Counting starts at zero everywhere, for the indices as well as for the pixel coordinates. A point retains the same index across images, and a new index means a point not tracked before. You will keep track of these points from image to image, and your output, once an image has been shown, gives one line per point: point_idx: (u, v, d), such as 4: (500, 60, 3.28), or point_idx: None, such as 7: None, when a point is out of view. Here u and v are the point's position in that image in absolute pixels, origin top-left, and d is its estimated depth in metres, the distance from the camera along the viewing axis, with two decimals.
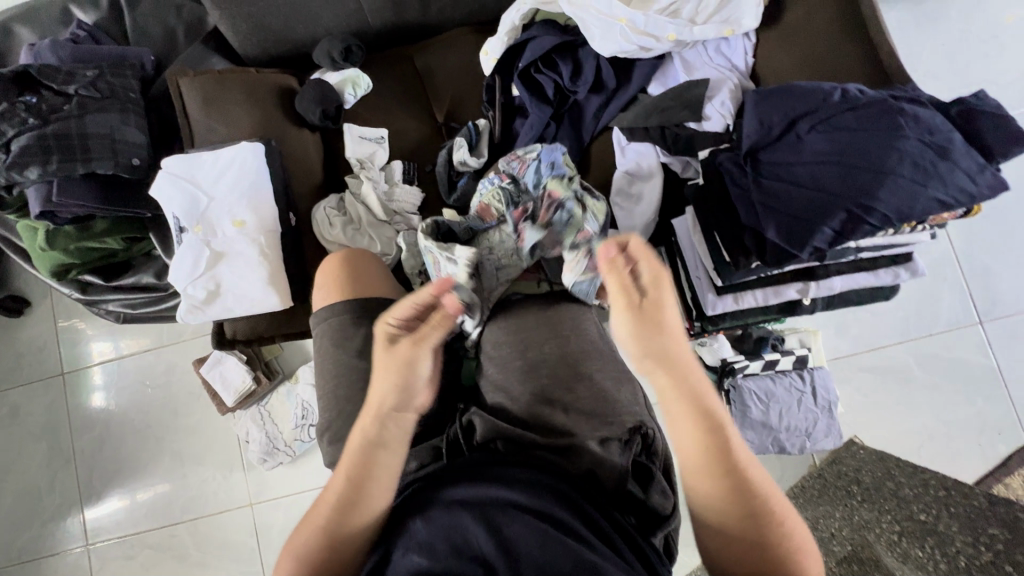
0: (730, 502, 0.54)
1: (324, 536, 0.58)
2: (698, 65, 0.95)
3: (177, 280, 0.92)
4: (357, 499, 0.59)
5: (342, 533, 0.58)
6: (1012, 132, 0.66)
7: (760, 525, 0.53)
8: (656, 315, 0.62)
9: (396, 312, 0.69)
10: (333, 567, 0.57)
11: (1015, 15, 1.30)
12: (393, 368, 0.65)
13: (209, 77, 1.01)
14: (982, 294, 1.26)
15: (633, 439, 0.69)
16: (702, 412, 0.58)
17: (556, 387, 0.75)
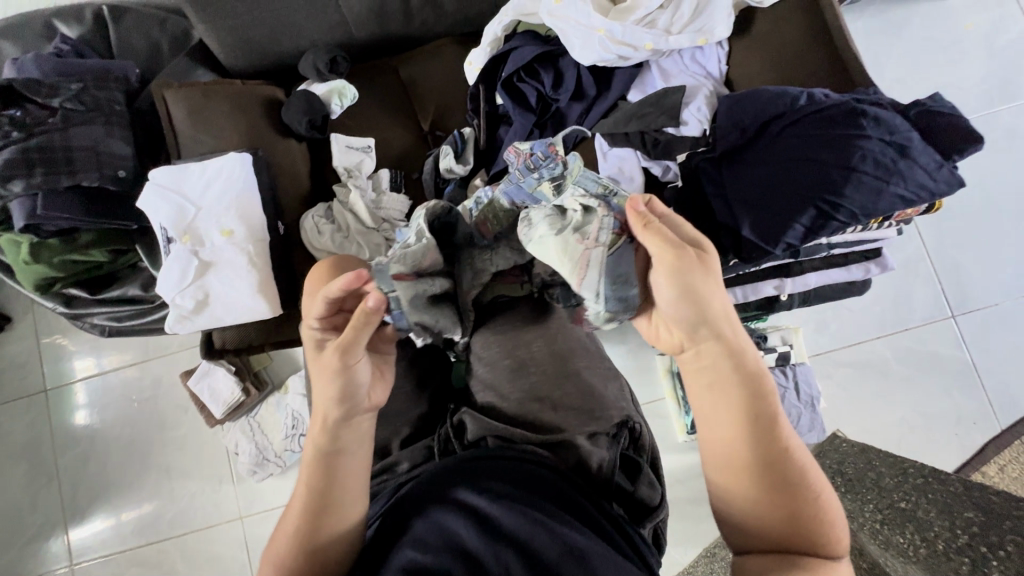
0: (772, 462, 0.56)
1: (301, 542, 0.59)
2: (675, 73, 0.98)
3: (164, 291, 0.92)
4: (330, 505, 0.60)
5: (322, 538, 0.59)
6: (966, 132, 0.70)
7: (796, 482, 0.56)
8: (708, 273, 0.57)
9: (320, 312, 0.64)
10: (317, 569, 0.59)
11: (974, 23, 1.36)
12: (326, 375, 0.61)
13: (194, 89, 1.01)
14: (953, 289, 1.31)
15: (620, 433, 0.72)
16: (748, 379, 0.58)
17: (544, 386, 0.77)
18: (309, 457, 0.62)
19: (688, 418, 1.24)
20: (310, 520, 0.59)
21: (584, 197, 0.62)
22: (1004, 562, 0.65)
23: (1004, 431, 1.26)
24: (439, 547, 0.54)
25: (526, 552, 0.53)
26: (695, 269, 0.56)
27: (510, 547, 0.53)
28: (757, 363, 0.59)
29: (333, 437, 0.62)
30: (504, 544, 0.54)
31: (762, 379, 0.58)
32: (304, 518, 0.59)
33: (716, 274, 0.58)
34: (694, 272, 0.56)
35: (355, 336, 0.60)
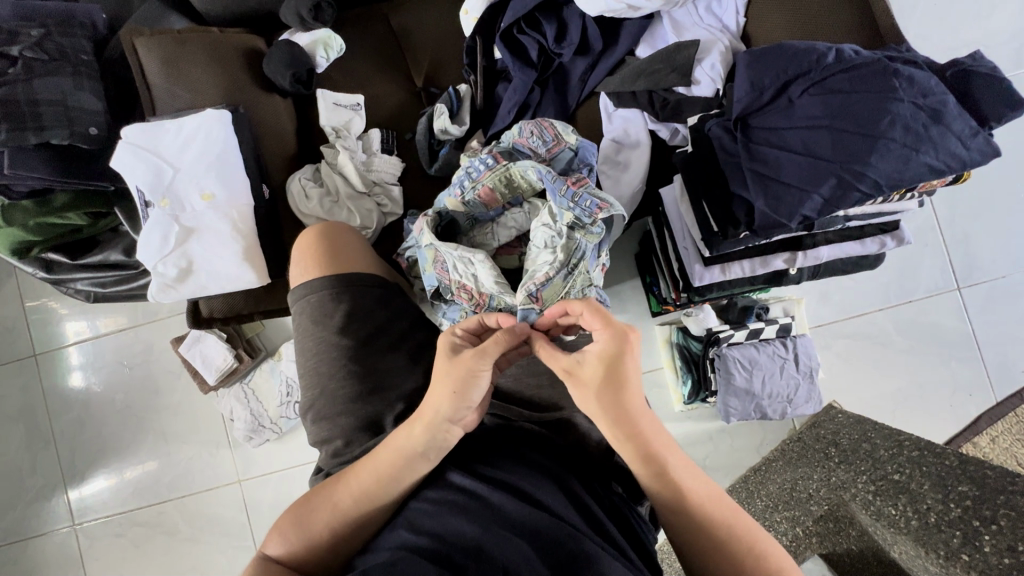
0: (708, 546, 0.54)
1: (337, 512, 0.61)
2: (687, 25, 0.91)
3: (145, 258, 0.87)
4: (376, 496, 0.61)
5: (355, 511, 0.61)
6: (1006, 95, 0.65)
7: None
8: (595, 386, 0.60)
9: (461, 327, 0.66)
10: (339, 537, 0.61)
11: None
12: (451, 377, 0.60)
13: (167, 37, 0.94)
14: (961, 260, 1.28)
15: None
16: (651, 464, 0.58)
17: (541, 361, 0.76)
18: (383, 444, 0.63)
19: (684, 389, 1.26)
20: (355, 505, 0.61)
21: (567, 246, 0.75)
22: (997, 537, 0.64)
23: (999, 403, 1.26)
24: (433, 528, 0.54)
25: (523, 527, 0.53)
26: (587, 382, 0.60)
27: (506, 524, 0.53)
28: (675, 450, 0.59)
29: (409, 442, 0.61)
30: (501, 522, 0.53)
31: (664, 455, 0.58)
32: (352, 498, 0.61)
33: (626, 378, 0.59)
34: (586, 384, 0.60)
35: (493, 346, 0.61)
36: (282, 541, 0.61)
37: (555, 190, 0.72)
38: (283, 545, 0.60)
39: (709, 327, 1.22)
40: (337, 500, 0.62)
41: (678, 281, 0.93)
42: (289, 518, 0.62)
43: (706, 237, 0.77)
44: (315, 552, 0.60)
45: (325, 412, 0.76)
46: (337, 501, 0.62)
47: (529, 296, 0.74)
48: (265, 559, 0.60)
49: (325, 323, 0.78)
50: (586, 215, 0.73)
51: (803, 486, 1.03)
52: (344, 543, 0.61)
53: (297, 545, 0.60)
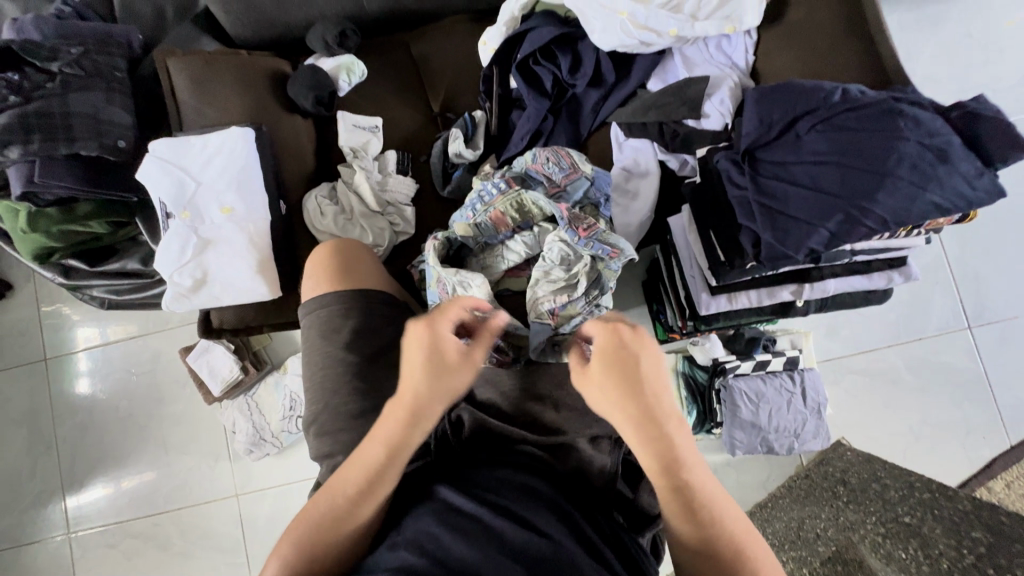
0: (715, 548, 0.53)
1: (331, 522, 0.59)
2: (698, 61, 0.94)
3: (163, 268, 0.90)
4: (374, 496, 0.60)
5: (351, 519, 0.60)
6: (1013, 137, 0.65)
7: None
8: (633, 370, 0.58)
9: (451, 312, 0.64)
10: (335, 547, 0.59)
11: (1016, 21, 1.29)
12: (456, 376, 0.62)
13: (198, 58, 0.98)
14: (972, 300, 1.27)
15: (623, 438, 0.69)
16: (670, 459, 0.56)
17: (546, 386, 0.76)
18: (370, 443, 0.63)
19: (690, 419, 1.24)
20: (354, 509, 0.60)
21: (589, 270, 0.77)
22: None
23: (1013, 447, 1.23)
24: (431, 550, 0.53)
25: (524, 555, 0.52)
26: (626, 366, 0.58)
27: (506, 551, 0.52)
28: (693, 457, 0.57)
29: (407, 431, 0.61)
30: (500, 548, 0.53)
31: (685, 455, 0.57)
32: (347, 502, 0.60)
33: (648, 379, 0.58)
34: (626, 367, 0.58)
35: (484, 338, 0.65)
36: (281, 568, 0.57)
37: (570, 233, 0.75)
38: (283, 569, 0.57)
39: (715, 356, 1.21)
40: (332, 509, 0.60)
41: (684, 309, 0.94)
42: (286, 542, 0.59)
43: (712, 266, 0.78)
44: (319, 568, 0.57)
45: (328, 427, 0.76)
46: (332, 512, 0.60)
47: (545, 312, 0.76)
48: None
49: (333, 338, 0.79)
50: (601, 255, 0.76)
51: (810, 525, 0.99)
52: (340, 554, 0.59)
53: (299, 566, 0.57)
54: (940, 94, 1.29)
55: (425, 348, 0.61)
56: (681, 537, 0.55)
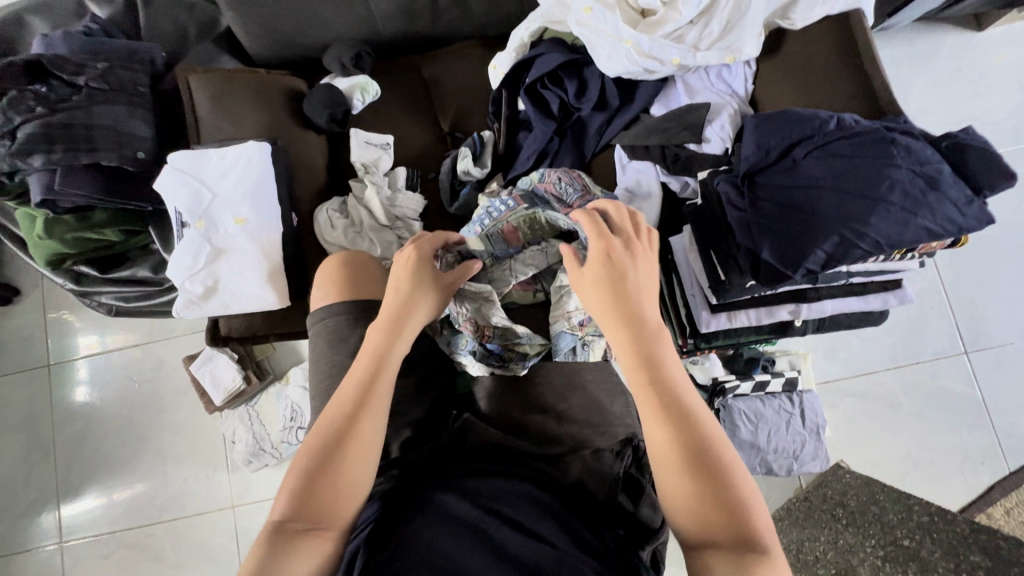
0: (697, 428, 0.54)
1: (329, 447, 0.60)
2: (700, 88, 0.97)
3: (175, 276, 0.92)
4: (369, 405, 0.64)
5: (349, 433, 0.62)
6: (999, 167, 0.68)
7: (725, 507, 0.50)
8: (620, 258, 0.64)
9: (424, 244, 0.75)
10: (336, 472, 0.59)
11: (1004, 57, 1.35)
12: (433, 296, 0.72)
13: (219, 76, 1.02)
14: (968, 325, 1.29)
15: (624, 450, 0.70)
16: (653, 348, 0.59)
17: (549, 397, 0.78)
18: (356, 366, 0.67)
19: None
20: (352, 424, 0.62)
21: None
22: None
23: (1011, 473, 1.23)
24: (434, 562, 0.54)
25: (526, 568, 0.54)
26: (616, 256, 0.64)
27: (509, 565, 0.54)
28: (677, 366, 0.59)
29: (391, 337, 0.68)
30: (504, 561, 0.55)
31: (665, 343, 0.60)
32: (341, 419, 0.63)
33: (636, 285, 0.62)
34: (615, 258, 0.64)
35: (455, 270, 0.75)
36: (293, 502, 0.57)
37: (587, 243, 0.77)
38: (289, 503, 0.57)
39: (715, 375, 1.22)
40: (331, 431, 0.61)
41: (684, 327, 0.93)
42: (292, 480, 0.59)
43: (713, 285, 0.80)
44: (330, 488, 0.58)
45: None
46: (332, 436, 0.61)
47: (577, 323, 0.78)
48: (281, 523, 0.55)
49: (340, 347, 0.81)
50: None
51: (810, 547, 1.03)
52: (342, 493, 0.59)
53: (307, 493, 0.57)
54: (932, 125, 1.33)
55: (400, 270, 0.73)
56: (670, 426, 0.54)
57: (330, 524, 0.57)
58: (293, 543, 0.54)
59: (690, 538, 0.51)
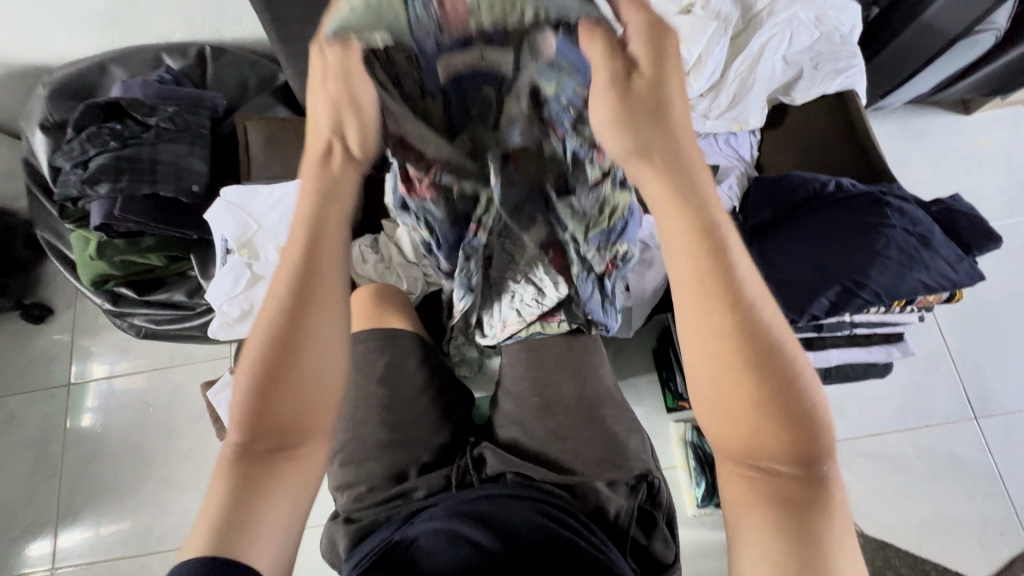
0: (752, 334, 0.49)
1: (271, 358, 0.52)
2: (709, 152, 1.04)
3: (215, 298, 0.99)
4: (307, 311, 0.53)
5: (291, 337, 0.53)
6: (984, 230, 0.75)
7: (790, 414, 0.48)
8: (660, 112, 0.50)
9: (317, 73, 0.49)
10: (292, 386, 0.53)
11: (991, 139, 1.45)
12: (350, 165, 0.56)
13: (273, 123, 1.13)
14: (975, 391, 1.31)
15: (639, 486, 0.72)
16: (701, 235, 0.50)
17: (569, 426, 0.79)
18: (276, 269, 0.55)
19: (698, 491, 1.24)
20: (292, 330, 0.53)
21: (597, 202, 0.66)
22: None
23: None
24: None
25: None
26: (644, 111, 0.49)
27: None
28: (735, 242, 0.51)
29: (318, 211, 0.55)
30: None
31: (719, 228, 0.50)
32: (274, 323, 0.53)
33: (684, 149, 0.51)
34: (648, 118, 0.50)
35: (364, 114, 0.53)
36: (242, 428, 0.53)
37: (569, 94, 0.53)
38: (243, 427, 0.53)
39: None
40: (271, 337, 0.53)
41: None
42: (239, 400, 0.53)
43: None
44: (286, 404, 0.53)
45: (353, 456, 0.80)
46: (265, 357, 0.53)
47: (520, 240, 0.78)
48: (243, 447, 0.53)
49: (366, 369, 0.85)
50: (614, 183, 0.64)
51: None
52: (300, 405, 0.53)
53: (263, 413, 0.52)
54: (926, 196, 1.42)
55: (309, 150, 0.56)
56: (722, 326, 0.49)
57: (294, 437, 0.53)
58: (263, 467, 0.52)
59: (734, 449, 0.50)
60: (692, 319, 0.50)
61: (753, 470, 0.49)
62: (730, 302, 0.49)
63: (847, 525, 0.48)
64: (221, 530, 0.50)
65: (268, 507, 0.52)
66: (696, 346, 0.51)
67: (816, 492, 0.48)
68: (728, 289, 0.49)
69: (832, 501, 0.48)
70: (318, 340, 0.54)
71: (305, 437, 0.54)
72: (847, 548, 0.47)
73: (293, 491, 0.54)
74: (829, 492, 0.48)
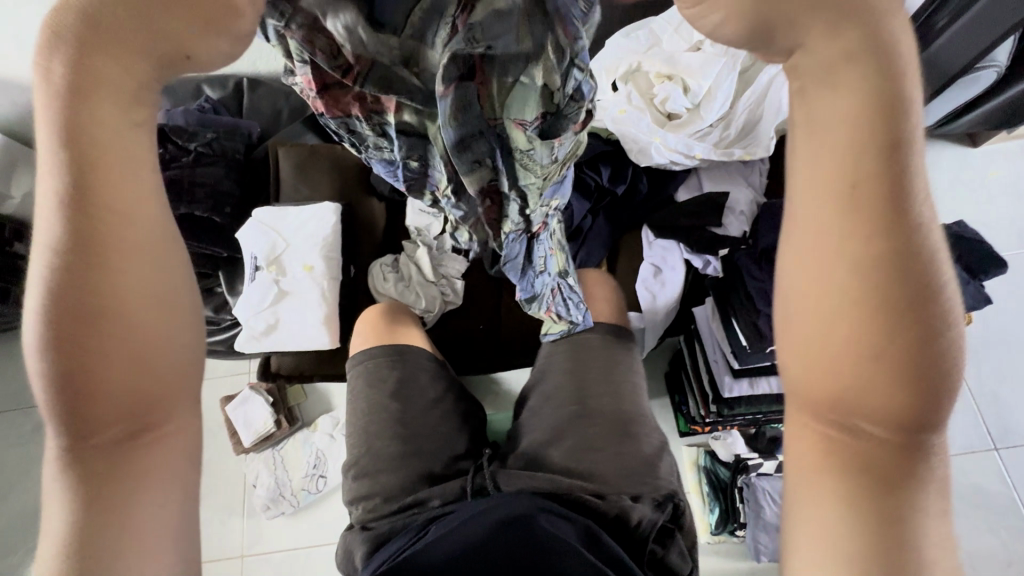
0: (884, 267, 0.37)
1: (73, 321, 0.36)
2: (720, 180, 1.11)
3: (242, 312, 1.04)
4: (110, 251, 0.37)
5: (99, 289, 0.37)
6: (990, 256, 0.77)
7: (909, 374, 0.38)
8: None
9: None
10: (112, 355, 0.37)
11: (1000, 170, 1.48)
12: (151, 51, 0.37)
13: (302, 149, 1.19)
14: (994, 421, 1.29)
15: (666, 503, 0.75)
16: (851, 134, 0.36)
17: (602, 439, 0.80)
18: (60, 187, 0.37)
19: (711, 518, 1.22)
20: (95, 278, 0.37)
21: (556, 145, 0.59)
22: None
23: None
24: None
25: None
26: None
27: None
28: (906, 148, 0.37)
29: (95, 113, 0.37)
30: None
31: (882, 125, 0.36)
32: (67, 273, 0.36)
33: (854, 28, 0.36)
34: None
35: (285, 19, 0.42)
36: (73, 416, 0.37)
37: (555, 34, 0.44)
38: (64, 419, 0.38)
39: (737, 453, 1.23)
40: (61, 295, 0.36)
41: (708, 396, 1.00)
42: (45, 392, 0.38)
43: (736, 349, 0.88)
44: (112, 377, 0.37)
45: (369, 468, 0.82)
46: (68, 314, 0.36)
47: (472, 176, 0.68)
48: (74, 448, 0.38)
49: (379, 385, 0.87)
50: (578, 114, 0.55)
51: None
52: (129, 377, 0.38)
53: (86, 398, 0.37)
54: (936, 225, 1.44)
55: (63, 21, 0.35)
56: (847, 251, 0.37)
57: (138, 420, 0.39)
58: (109, 464, 0.39)
59: (817, 403, 0.40)
60: (812, 231, 0.39)
61: (837, 430, 0.40)
62: (867, 208, 0.36)
63: (937, 507, 0.40)
64: (78, 546, 0.38)
65: (136, 512, 0.39)
66: (805, 268, 0.39)
67: (908, 464, 0.40)
68: (876, 196, 0.36)
69: (930, 474, 0.40)
70: (169, 287, 0.39)
71: (157, 418, 0.40)
72: (937, 531, 0.40)
73: (169, 496, 0.41)
74: (927, 467, 0.40)
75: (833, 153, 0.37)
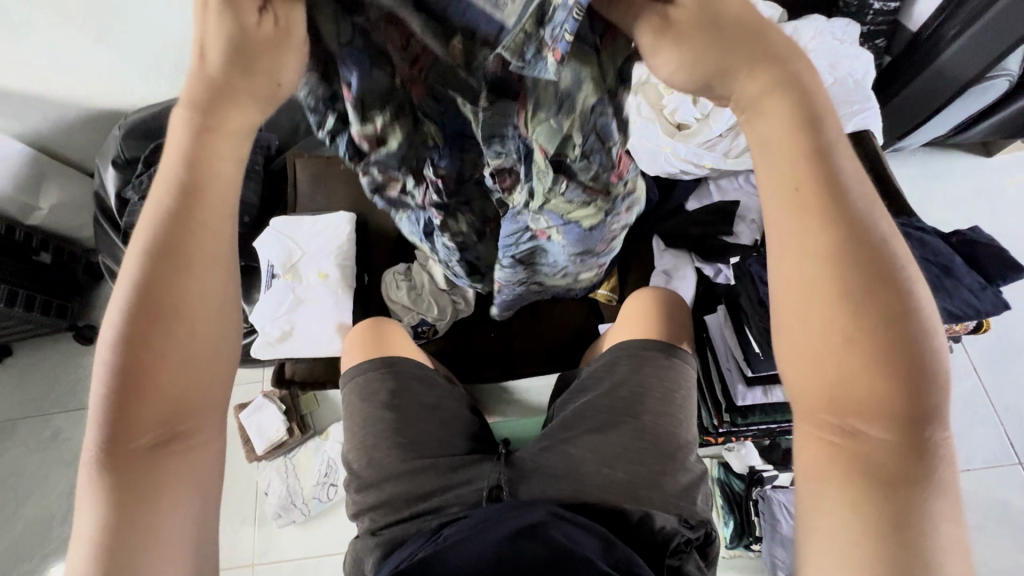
0: (854, 271, 0.41)
1: (146, 330, 0.43)
2: (730, 190, 1.12)
3: (258, 319, 1.06)
4: (187, 275, 0.44)
5: (173, 305, 0.44)
6: (1008, 261, 0.76)
7: (893, 369, 0.40)
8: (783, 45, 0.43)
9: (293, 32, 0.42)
10: (176, 360, 0.43)
11: (1015, 180, 1.46)
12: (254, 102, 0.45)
13: (320, 161, 1.23)
14: (1018, 433, 1.26)
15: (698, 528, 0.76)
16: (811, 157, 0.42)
17: (644, 453, 0.79)
18: (151, 215, 0.45)
19: (726, 530, 1.20)
20: (175, 301, 0.44)
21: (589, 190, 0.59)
22: None
23: None
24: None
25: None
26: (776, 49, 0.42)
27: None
28: (853, 173, 0.43)
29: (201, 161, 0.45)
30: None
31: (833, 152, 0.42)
32: (145, 290, 0.43)
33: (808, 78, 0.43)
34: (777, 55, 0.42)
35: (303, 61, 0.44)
36: (116, 421, 0.42)
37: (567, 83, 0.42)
38: (110, 411, 0.42)
39: (752, 464, 1.21)
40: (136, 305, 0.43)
41: (720, 405, 0.98)
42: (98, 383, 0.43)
43: (749, 356, 0.90)
44: (166, 381, 0.43)
45: (376, 474, 0.83)
46: (132, 317, 0.43)
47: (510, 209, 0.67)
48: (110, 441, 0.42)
49: (370, 401, 0.88)
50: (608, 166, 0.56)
51: None
52: (182, 383, 0.44)
53: (135, 394, 0.42)
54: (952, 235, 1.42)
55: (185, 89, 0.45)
56: (818, 258, 0.42)
57: (179, 425, 0.44)
58: (141, 461, 0.43)
59: (815, 405, 0.43)
60: (781, 251, 0.44)
61: (839, 435, 0.42)
62: (821, 226, 0.42)
63: (951, 511, 0.40)
64: (108, 542, 0.41)
65: (157, 510, 0.43)
66: (784, 275, 0.44)
67: (915, 464, 0.40)
68: (828, 212, 0.42)
69: (937, 474, 0.40)
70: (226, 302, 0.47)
71: (190, 426, 0.44)
72: (952, 534, 0.40)
73: (189, 499, 0.45)
74: (932, 467, 0.40)
75: (797, 172, 0.42)
